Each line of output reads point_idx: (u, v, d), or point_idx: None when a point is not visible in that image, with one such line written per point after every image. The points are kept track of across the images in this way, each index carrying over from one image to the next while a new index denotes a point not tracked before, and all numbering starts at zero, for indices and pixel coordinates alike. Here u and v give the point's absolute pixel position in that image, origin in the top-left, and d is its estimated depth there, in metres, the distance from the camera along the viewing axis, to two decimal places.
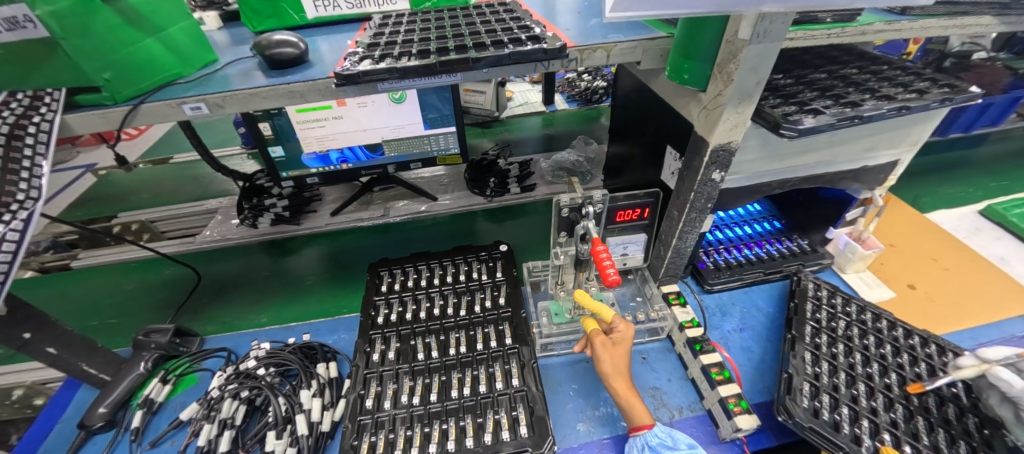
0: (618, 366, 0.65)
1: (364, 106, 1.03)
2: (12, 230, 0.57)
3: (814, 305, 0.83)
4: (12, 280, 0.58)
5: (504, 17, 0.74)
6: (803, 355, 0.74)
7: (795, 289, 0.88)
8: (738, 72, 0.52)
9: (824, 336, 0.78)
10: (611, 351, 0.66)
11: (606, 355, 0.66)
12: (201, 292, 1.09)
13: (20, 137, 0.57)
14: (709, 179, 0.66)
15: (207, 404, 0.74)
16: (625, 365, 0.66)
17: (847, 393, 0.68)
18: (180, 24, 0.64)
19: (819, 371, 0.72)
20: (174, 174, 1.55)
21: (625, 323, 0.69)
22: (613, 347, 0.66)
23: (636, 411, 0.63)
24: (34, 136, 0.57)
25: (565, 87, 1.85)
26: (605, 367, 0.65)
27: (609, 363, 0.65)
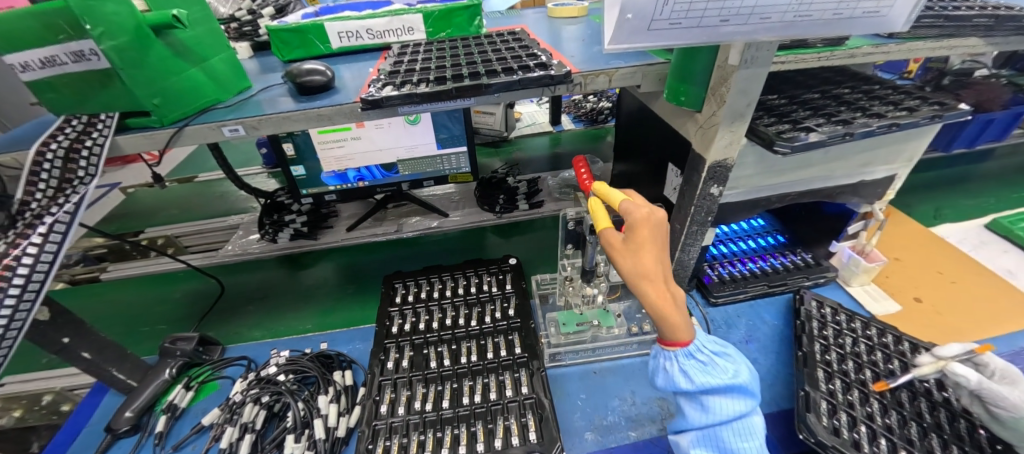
0: (649, 261, 0.52)
1: (381, 128, 1.09)
2: (50, 241, 0.61)
3: (819, 323, 0.84)
4: (43, 299, 0.61)
5: (514, 45, 0.80)
6: (816, 372, 0.75)
7: (799, 306, 0.89)
8: (729, 95, 0.56)
9: (834, 353, 0.79)
10: (636, 241, 0.53)
11: (627, 253, 0.53)
12: (223, 303, 1.13)
13: (75, 160, 0.63)
14: (708, 193, 0.69)
15: (229, 409, 0.77)
16: (659, 260, 0.52)
17: (862, 410, 0.69)
18: (220, 56, 0.71)
19: (833, 388, 0.72)
20: (200, 191, 1.63)
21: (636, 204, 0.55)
22: (636, 241, 0.53)
23: (673, 322, 0.53)
24: (86, 159, 0.63)
25: (571, 108, 1.97)
26: (630, 268, 0.52)
27: (634, 261, 0.52)
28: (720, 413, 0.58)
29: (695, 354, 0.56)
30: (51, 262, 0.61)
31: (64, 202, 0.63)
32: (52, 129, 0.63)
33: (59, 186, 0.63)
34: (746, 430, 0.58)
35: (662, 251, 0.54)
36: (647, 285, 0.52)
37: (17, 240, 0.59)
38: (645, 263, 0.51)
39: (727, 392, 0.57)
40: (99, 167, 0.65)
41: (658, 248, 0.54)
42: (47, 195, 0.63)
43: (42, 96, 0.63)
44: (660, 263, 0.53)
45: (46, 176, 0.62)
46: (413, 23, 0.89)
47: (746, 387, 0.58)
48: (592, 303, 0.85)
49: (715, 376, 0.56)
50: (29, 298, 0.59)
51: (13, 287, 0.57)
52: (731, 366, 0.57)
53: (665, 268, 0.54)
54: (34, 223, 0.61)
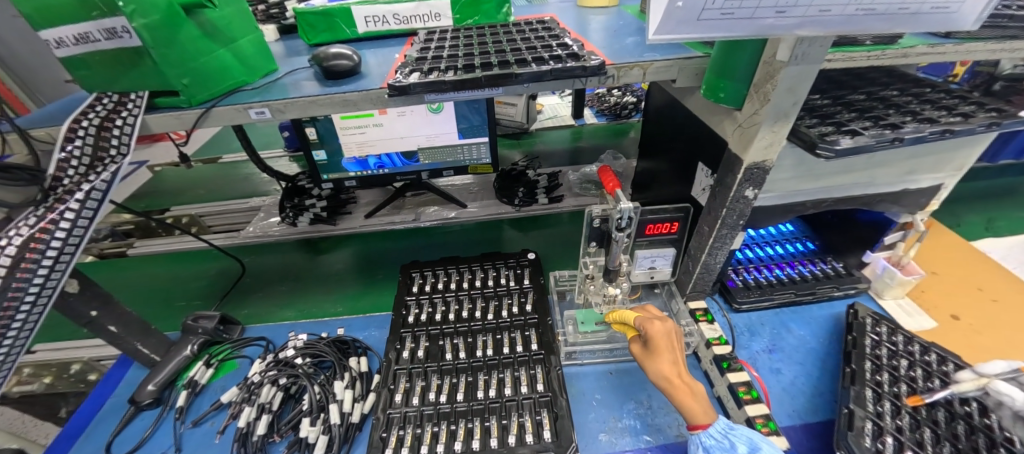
0: (666, 357, 0.62)
1: (403, 115, 1.08)
2: (82, 217, 0.62)
3: (874, 341, 0.79)
4: (73, 265, 0.63)
5: (543, 35, 0.78)
6: (863, 391, 0.70)
7: (852, 321, 0.84)
8: (774, 92, 0.53)
9: (886, 374, 0.73)
10: (653, 342, 0.64)
11: (648, 356, 0.64)
12: (244, 283, 1.15)
13: (107, 138, 0.63)
14: (742, 196, 0.65)
15: (247, 389, 0.78)
16: (670, 358, 0.62)
17: (911, 436, 0.64)
18: (249, 37, 0.70)
19: (881, 410, 0.67)
20: (223, 172, 1.66)
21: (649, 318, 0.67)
22: (650, 345, 0.64)
23: (692, 408, 0.59)
24: (118, 138, 0.64)
25: (594, 102, 1.95)
26: (651, 366, 0.63)
27: (652, 359, 0.63)
28: None
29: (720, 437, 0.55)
30: (81, 238, 0.62)
31: (95, 179, 0.63)
32: (83, 106, 0.63)
33: (91, 164, 0.63)
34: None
35: (677, 353, 0.64)
36: (665, 380, 0.61)
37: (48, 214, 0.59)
38: (659, 362, 0.62)
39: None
40: (130, 146, 0.65)
41: (671, 350, 0.63)
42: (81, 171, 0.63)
43: (76, 73, 0.64)
44: (674, 361, 0.62)
45: (77, 153, 0.62)
46: (440, 9, 0.88)
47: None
48: (610, 303, 0.80)
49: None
50: (61, 269, 0.61)
51: (49, 257, 0.59)
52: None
53: (681, 365, 0.62)
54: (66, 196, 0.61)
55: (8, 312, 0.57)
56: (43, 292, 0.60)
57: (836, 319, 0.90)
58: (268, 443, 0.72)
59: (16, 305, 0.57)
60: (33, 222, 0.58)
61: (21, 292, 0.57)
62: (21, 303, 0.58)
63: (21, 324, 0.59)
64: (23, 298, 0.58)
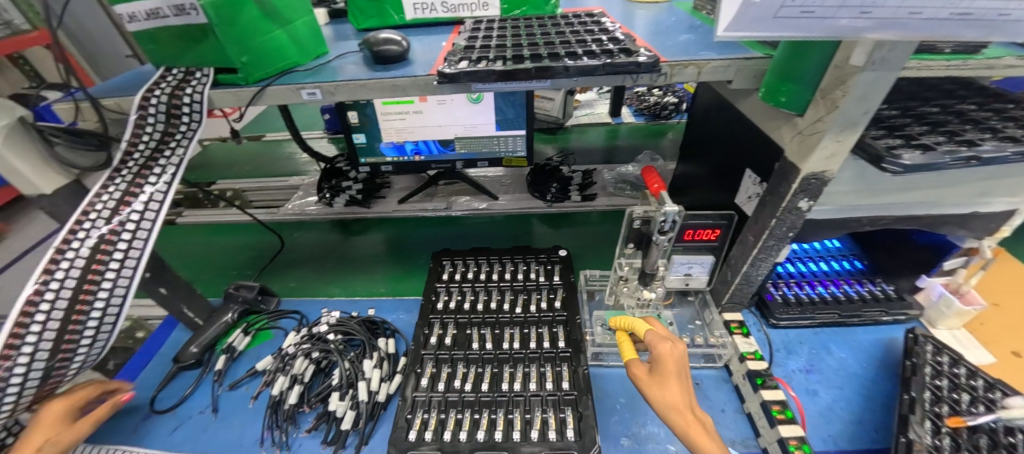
0: (675, 386, 0.57)
1: (443, 104, 1.09)
2: (157, 191, 0.66)
3: (934, 370, 0.73)
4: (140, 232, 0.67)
5: (593, 28, 0.76)
6: (919, 421, 0.65)
7: (909, 346, 0.77)
8: (844, 100, 0.49)
9: (946, 406, 0.67)
10: (663, 368, 0.58)
11: (656, 382, 0.58)
12: (281, 259, 1.19)
13: (178, 116, 0.67)
14: (795, 207, 0.62)
15: (281, 359, 0.81)
16: (683, 388, 0.57)
17: None
18: (303, 19, 0.71)
19: (941, 443, 0.62)
20: (266, 150, 1.73)
21: (660, 337, 0.62)
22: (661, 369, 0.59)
23: (708, 448, 0.53)
24: (188, 115, 0.68)
25: (633, 101, 1.92)
26: (659, 395, 0.57)
27: (660, 386, 0.57)
28: None
29: None
30: (157, 211, 0.66)
31: (170, 157, 0.68)
32: (154, 79, 0.67)
33: (163, 136, 0.68)
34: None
35: (687, 383, 0.59)
36: (675, 414, 0.55)
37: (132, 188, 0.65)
38: (672, 391, 0.56)
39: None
40: (201, 122, 0.69)
41: (683, 379, 0.58)
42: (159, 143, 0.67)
43: (145, 47, 0.67)
44: (687, 391, 0.57)
45: (152, 122, 0.66)
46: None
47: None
48: (644, 307, 0.80)
49: None
50: (142, 243, 0.65)
51: (128, 230, 0.64)
52: None
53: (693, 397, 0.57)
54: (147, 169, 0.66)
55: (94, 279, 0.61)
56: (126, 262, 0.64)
57: (881, 344, 0.85)
58: (298, 413, 0.75)
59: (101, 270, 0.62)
60: (118, 194, 0.64)
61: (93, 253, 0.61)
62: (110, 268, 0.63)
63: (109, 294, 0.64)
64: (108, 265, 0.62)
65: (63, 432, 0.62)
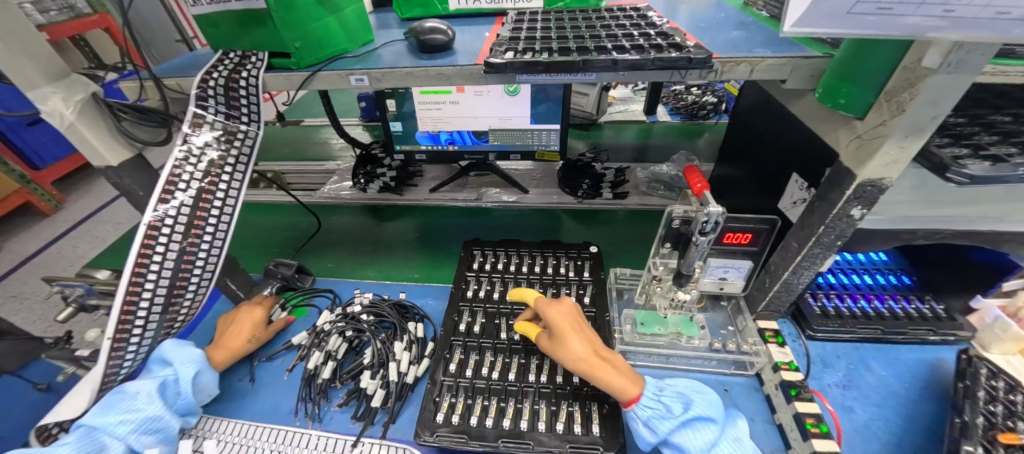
0: (575, 339, 0.65)
1: (480, 95, 1.09)
2: (237, 176, 0.74)
3: (990, 395, 0.68)
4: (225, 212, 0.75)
5: (639, 23, 0.74)
6: (970, 447, 0.62)
7: (963, 367, 0.73)
8: (912, 103, 0.47)
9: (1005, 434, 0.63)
10: (557, 328, 0.67)
11: (557, 344, 0.67)
12: (316, 240, 1.23)
13: (236, 98, 0.70)
14: (847, 214, 0.59)
15: (316, 336, 0.84)
16: (579, 340, 0.65)
17: None
18: (353, 8, 0.73)
19: None
20: (305, 134, 1.79)
21: (546, 303, 0.71)
22: (557, 331, 0.67)
23: (614, 383, 0.62)
24: (245, 97, 0.71)
25: (670, 99, 1.88)
26: (564, 355, 0.65)
27: (561, 344, 0.66)
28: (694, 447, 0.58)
29: (652, 402, 0.62)
30: (237, 194, 0.74)
31: (242, 144, 0.74)
32: (213, 60, 0.70)
33: (226, 118, 0.71)
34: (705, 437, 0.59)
35: (583, 332, 0.67)
36: (582, 366, 0.64)
37: (213, 172, 0.70)
38: (570, 349, 0.64)
39: (690, 424, 0.60)
40: (257, 105, 0.73)
41: (577, 331, 0.67)
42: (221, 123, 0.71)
43: (207, 30, 0.71)
44: (584, 341, 0.66)
45: (212, 101, 0.68)
46: None
47: (703, 414, 0.60)
48: (677, 308, 0.79)
49: (670, 417, 0.60)
50: (227, 218, 0.74)
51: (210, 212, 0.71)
52: (679, 404, 0.61)
53: (592, 342, 0.66)
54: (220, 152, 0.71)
55: (192, 247, 0.70)
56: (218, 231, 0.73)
57: (927, 364, 0.80)
58: (330, 388, 0.78)
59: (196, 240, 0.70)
60: (202, 177, 0.69)
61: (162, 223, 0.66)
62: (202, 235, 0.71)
63: (205, 263, 0.73)
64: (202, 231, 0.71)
65: (260, 332, 0.85)
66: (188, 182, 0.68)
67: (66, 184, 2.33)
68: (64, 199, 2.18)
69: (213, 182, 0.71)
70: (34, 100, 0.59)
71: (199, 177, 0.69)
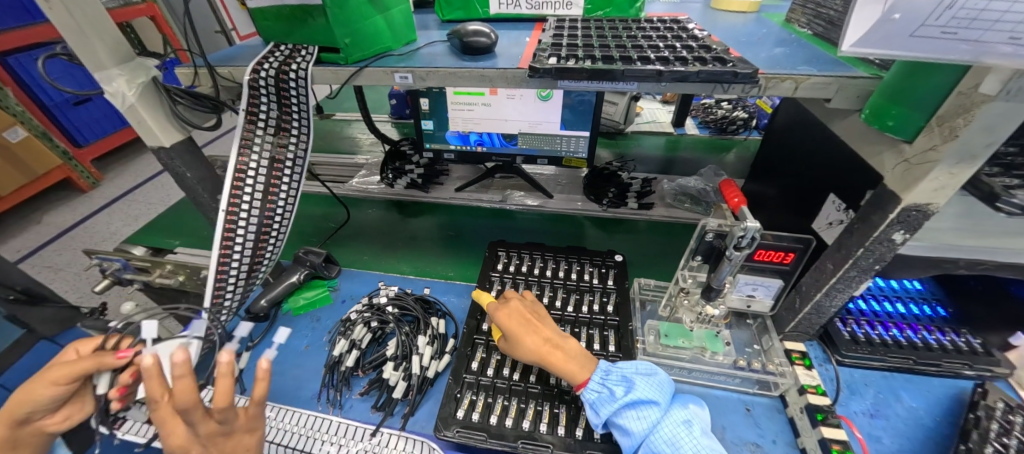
0: (525, 336, 0.69)
1: (512, 98, 1.11)
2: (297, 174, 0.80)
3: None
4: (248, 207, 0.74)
5: (679, 35, 0.74)
6: None
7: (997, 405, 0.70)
8: (966, 130, 0.46)
9: None
10: (508, 329, 0.71)
11: (512, 343, 0.71)
12: (344, 231, 1.26)
13: (286, 89, 0.73)
14: (887, 238, 0.58)
15: (343, 326, 0.86)
16: (531, 336, 0.69)
17: None
18: (400, 7, 0.76)
19: None
20: (335, 128, 1.84)
21: (497, 306, 0.74)
22: (510, 332, 0.71)
23: (568, 371, 0.66)
24: (295, 90, 0.74)
25: (699, 112, 1.87)
26: (520, 352, 0.69)
27: (516, 343, 0.70)
28: (638, 430, 0.60)
29: (603, 383, 0.66)
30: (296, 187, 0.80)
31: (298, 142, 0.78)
32: (265, 51, 0.73)
33: (280, 115, 0.74)
34: (646, 418, 0.61)
35: (533, 327, 0.71)
36: (537, 360, 0.68)
37: (276, 169, 0.76)
38: (523, 347, 0.68)
39: (633, 406, 0.62)
40: (305, 96, 0.75)
41: (526, 328, 0.71)
42: (276, 115, 0.74)
43: (261, 23, 0.74)
44: (535, 337, 0.70)
45: (264, 94, 0.71)
46: None
47: (643, 397, 0.62)
48: (703, 322, 0.80)
49: (613, 401, 0.63)
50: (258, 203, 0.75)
51: (277, 202, 0.78)
52: (620, 387, 0.64)
53: (543, 335, 0.70)
54: (281, 140, 0.76)
55: (230, 236, 0.72)
56: (284, 224, 0.80)
57: (961, 400, 0.78)
58: (352, 377, 0.80)
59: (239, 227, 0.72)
60: (268, 161, 0.74)
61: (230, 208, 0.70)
62: (272, 226, 0.78)
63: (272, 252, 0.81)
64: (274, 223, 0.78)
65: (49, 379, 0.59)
66: (256, 173, 0.73)
67: (105, 163, 2.43)
68: (102, 176, 2.28)
69: (275, 185, 0.76)
70: (101, 80, 0.63)
71: (265, 163, 0.74)
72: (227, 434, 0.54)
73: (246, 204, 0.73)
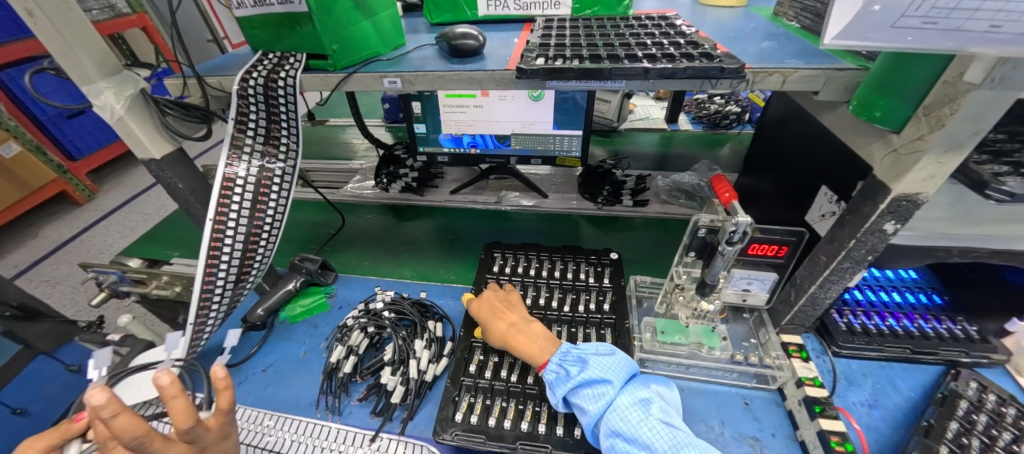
0: (491, 323, 0.76)
1: (504, 99, 1.11)
2: (289, 181, 0.80)
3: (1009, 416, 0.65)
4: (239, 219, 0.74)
5: (667, 31, 0.75)
6: None
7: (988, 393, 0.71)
8: (952, 119, 0.46)
9: None
10: (478, 315, 0.79)
11: (482, 330, 0.78)
12: (340, 237, 1.26)
13: (276, 97, 0.73)
14: (879, 229, 0.58)
15: (339, 333, 0.86)
16: (495, 322, 0.76)
17: None
18: (387, 12, 0.76)
19: None
20: (329, 133, 1.84)
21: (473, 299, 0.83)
22: (480, 320, 0.78)
23: (527, 353, 0.70)
24: (284, 97, 0.74)
25: (692, 108, 1.87)
26: (488, 338, 0.76)
27: (484, 330, 0.77)
28: (594, 407, 0.61)
29: (560, 363, 0.68)
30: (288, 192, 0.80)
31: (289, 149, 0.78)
32: (253, 60, 0.72)
33: (268, 119, 0.74)
34: (601, 396, 0.62)
35: (500, 314, 0.77)
36: (501, 345, 0.74)
37: (265, 180, 0.76)
38: (487, 332, 0.75)
39: (588, 385, 0.64)
40: (294, 103, 0.75)
41: (493, 316, 0.77)
42: (264, 122, 0.74)
43: (249, 32, 0.74)
44: (499, 323, 0.76)
45: (254, 101, 0.71)
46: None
47: (597, 375, 0.64)
48: (699, 318, 0.78)
49: (567, 381, 0.65)
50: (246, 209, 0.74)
51: (265, 211, 0.77)
52: (574, 367, 0.66)
53: (507, 321, 0.76)
54: (271, 151, 0.75)
55: (217, 245, 0.71)
56: (275, 230, 0.80)
57: None
58: (350, 383, 0.79)
59: (230, 237, 0.72)
60: (257, 175, 0.74)
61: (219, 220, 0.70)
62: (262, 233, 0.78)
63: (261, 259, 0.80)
64: (265, 230, 0.78)
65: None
66: (245, 182, 0.73)
67: (100, 175, 2.43)
68: (98, 189, 2.28)
69: (265, 193, 0.76)
70: (88, 93, 0.63)
71: (254, 176, 0.74)
72: (201, 450, 0.52)
73: (235, 212, 0.72)
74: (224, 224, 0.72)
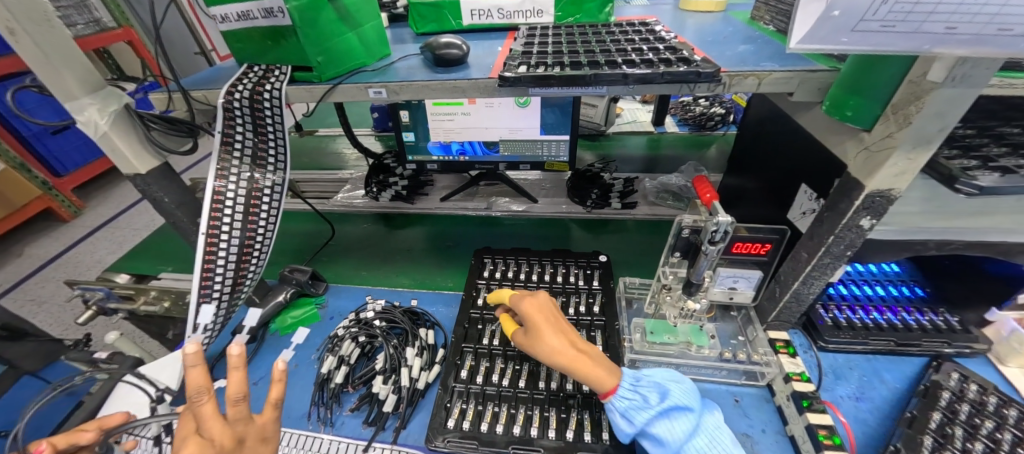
0: (550, 332, 0.66)
1: (491, 106, 1.12)
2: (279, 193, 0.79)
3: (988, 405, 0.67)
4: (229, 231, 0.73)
5: (648, 37, 0.76)
6: None
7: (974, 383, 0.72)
8: (918, 116, 0.48)
9: None
10: (534, 320, 0.68)
11: (533, 339, 0.67)
12: (330, 247, 1.26)
13: (262, 110, 0.73)
14: (855, 224, 0.60)
15: (330, 343, 0.85)
16: (556, 334, 0.66)
17: None
18: (372, 23, 0.76)
19: None
20: (318, 144, 1.84)
21: (524, 301, 0.72)
22: (536, 326, 0.67)
23: (596, 375, 0.62)
24: (270, 110, 0.74)
25: (678, 111, 1.90)
26: (541, 349, 0.65)
27: (539, 338, 0.66)
28: (675, 439, 0.60)
29: (635, 389, 0.63)
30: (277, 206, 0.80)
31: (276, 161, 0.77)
32: (239, 73, 0.73)
33: (255, 135, 0.74)
34: (683, 426, 0.60)
35: (558, 326, 0.68)
36: (563, 359, 0.63)
37: (256, 193, 0.75)
38: (549, 341, 0.64)
39: (667, 414, 0.61)
40: (280, 115, 0.75)
41: (553, 326, 0.68)
42: (251, 136, 0.74)
43: (234, 46, 0.74)
44: (561, 334, 0.66)
45: (240, 115, 0.71)
46: (544, 6, 0.89)
47: (679, 403, 0.61)
48: (686, 317, 0.79)
49: (648, 409, 0.61)
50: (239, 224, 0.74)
51: (261, 221, 0.77)
52: (652, 393, 0.62)
53: (569, 336, 0.67)
54: (259, 163, 0.75)
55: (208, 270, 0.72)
56: (267, 240, 0.80)
57: None
58: (342, 393, 0.79)
59: (218, 250, 0.72)
60: (247, 191, 0.74)
61: (204, 233, 0.69)
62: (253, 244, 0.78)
63: (255, 268, 0.80)
64: (258, 241, 0.78)
65: None
66: (235, 197, 0.72)
67: (86, 191, 2.40)
68: (83, 205, 2.25)
69: (256, 206, 0.76)
70: (72, 110, 0.63)
71: (243, 192, 0.73)
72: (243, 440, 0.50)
73: (226, 226, 0.72)
74: (218, 240, 0.71)
